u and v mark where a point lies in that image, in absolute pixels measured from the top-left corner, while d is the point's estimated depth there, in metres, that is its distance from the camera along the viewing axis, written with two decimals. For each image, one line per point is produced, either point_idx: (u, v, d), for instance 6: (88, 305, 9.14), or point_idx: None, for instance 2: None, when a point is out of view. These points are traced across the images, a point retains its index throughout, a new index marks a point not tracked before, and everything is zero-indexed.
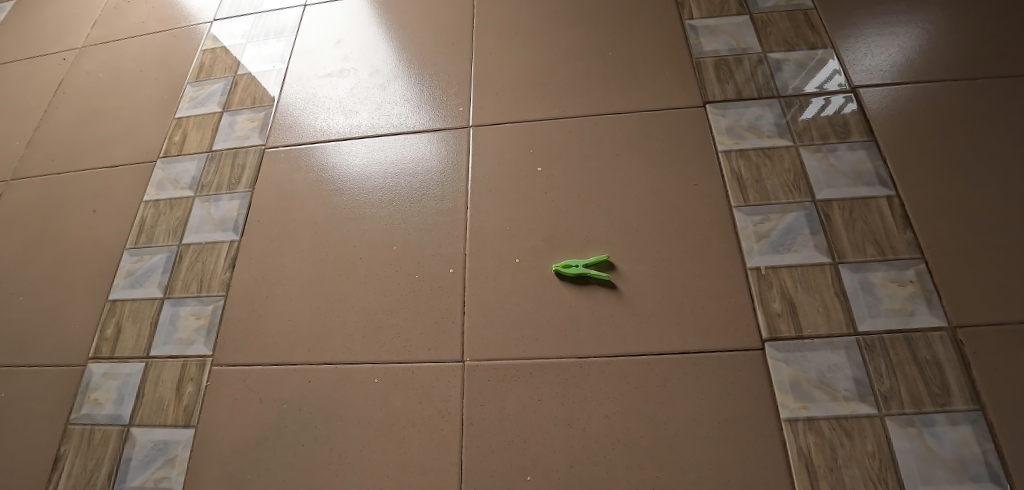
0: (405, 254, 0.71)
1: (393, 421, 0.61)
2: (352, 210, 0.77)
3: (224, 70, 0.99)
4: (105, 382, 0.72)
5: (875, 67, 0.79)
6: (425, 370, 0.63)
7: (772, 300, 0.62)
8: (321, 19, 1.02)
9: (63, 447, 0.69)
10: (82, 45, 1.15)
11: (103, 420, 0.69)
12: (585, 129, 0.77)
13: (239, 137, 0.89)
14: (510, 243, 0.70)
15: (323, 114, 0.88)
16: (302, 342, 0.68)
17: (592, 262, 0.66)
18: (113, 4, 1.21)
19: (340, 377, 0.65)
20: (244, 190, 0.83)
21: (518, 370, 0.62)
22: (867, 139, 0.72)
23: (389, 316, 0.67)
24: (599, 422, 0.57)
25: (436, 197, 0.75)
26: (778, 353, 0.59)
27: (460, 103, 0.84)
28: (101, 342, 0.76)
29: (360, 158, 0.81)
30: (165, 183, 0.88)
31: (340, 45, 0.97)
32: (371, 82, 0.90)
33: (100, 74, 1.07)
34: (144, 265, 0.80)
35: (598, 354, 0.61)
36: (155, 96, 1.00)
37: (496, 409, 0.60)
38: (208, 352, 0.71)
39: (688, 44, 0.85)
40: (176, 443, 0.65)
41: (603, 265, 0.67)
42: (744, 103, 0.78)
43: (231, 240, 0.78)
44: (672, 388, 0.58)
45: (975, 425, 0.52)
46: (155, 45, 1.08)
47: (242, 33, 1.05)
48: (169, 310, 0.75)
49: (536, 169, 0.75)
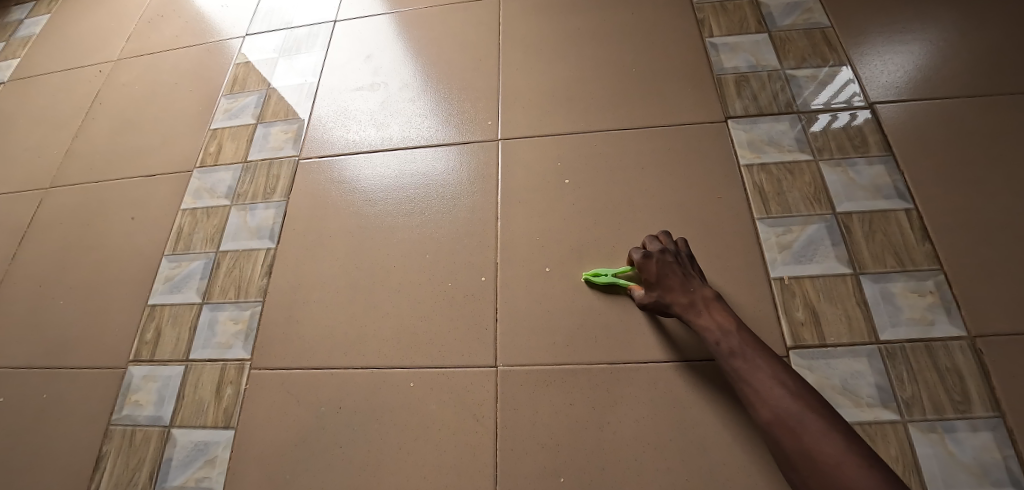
0: (438, 262, 0.74)
1: (428, 423, 0.63)
2: (384, 220, 0.79)
3: (258, 84, 1.03)
4: (146, 384, 0.75)
5: (891, 83, 0.81)
6: (458, 374, 0.65)
7: (795, 310, 0.64)
8: (351, 34, 1.06)
9: (105, 447, 0.71)
10: (117, 57, 1.19)
11: (144, 421, 0.72)
12: (610, 143, 0.80)
13: (274, 148, 0.92)
14: (539, 253, 0.72)
15: (355, 126, 0.91)
16: (339, 346, 0.71)
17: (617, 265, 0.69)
18: (147, 18, 1.25)
19: (376, 380, 0.67)
20: (280, 199, 0.86)
21: (549, 375, 0.64)
22: (884, 154, 0.75)
23: (422, 322, 0.70)
24: (628, 426, 0.59)
25: (467, 207, 0.78)
26: (801, 360, 0.61)
27: (488, 117, 0.87)
28: (141, 345, 0.78)
29: (391, 170, 0.84)
30: (201, 192, 0.91)
31: (370, 60, 1.00)
32: (401, 96, 0.93)
33: (135, 86, 1.11)
34: (182, 270, 0.83)
35: (627, 361, 0.63)
36: (190, 107, 1.04)
37: (529, 412, 0.62)
38: (247, 356, 0.73)
39: (707, 61, 0.88)
40: (216, 443, 0.68)
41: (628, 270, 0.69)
42: (764, 119, 0.80)
43: (267, 248, 0.81)
44: (700, 394, 0.60)
45: (995, 431, 0.54)
46: (189, 58, 1.13)
47: (274, 48, 1.09)
48: (208, 315, 0.78)
49: (564, 181, 0.77)
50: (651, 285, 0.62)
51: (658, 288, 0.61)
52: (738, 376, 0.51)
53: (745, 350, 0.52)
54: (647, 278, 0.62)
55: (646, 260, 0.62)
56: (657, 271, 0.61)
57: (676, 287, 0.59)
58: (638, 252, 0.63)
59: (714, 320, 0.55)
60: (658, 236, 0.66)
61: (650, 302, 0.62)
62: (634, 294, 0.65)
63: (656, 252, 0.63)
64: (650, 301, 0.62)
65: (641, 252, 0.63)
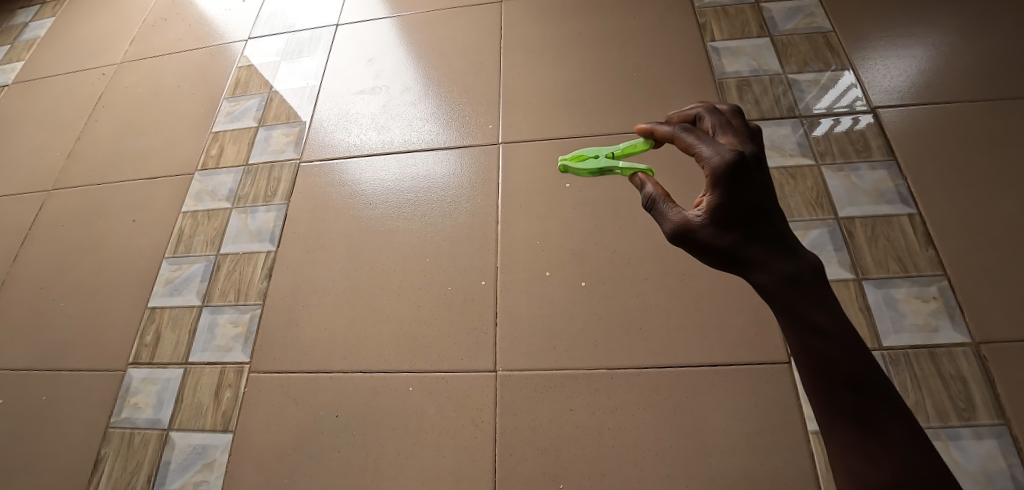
0: (438, 266, 0.74)
1: (427, 428, 0.63)
2: (384, 223, 0.79)
3: (260, 87, 1.03)
4: (145, 387, 0.75)
5: (894, 87, 0.81)
6: (458, 379, 0.65)
7: None
8: (354, 38, 1.06)
9: (103, 450, 0.71)
10: (121, 60, 1.20)
11: (142, 424, 0.72)
12: (611, 147, 0.80)
13: (275, 151, 0.92)
14: (540, 257, 0.72)
15: (356, 129, 0.91)
16: (338, 350, 0.70)
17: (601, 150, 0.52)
18: (151, 21, 1.26)
19: (375, 385, 0.67)
20: (280, 202, 0.86)
21: (549, 380, 0.63)
22: (887, 159, 0.74)
23: (422, 326, 0.69)
24: (628, 432, 0.59)
25: (468, 211, 0.78)
26: None
27: (489, 120, 0.87)
28: (141, 348, 0.78)
29: (392, 173, 0.84)
30: (202, 194, 0.91)
31: (372, 63, 1.00)
32: (402, 99, 0.93)
33: (138, 89, 1.12)
34: (183, 273, 0.83)
35: (627, 366, 0.63)
36: (192, 110, 1.04)
37: (528, 418, 0.61)
38: (246, 359, 0.73)
39: (709, 65, 0.88)
40: (214, 447, 0.68)
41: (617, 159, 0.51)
42: (766, 123, 0.80)
43: (267, 251, 0.81)
44: (701, 400, 0.60)
45: (1000, 439, 0.53)
46: (192, 61, 1.13)
47: (276, 52, 1.09)
48: (208, 318, 0.78)
49: (564, 185, 0.77)
50: (727, 218, 0.30)
51: (738, 228, 0.30)
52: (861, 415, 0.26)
53: (867, 374, 0.26)
54: (724, 200, 0.30)
55: (731, 166, 0.30)
56: (745, 192, 0.30)
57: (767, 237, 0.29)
58: (698, 136, 0.34)
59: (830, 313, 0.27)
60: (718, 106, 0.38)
61: (713, 249, 0.31)
62: (673, 218, 0.34)
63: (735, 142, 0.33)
64: (706, 240, 0.31)
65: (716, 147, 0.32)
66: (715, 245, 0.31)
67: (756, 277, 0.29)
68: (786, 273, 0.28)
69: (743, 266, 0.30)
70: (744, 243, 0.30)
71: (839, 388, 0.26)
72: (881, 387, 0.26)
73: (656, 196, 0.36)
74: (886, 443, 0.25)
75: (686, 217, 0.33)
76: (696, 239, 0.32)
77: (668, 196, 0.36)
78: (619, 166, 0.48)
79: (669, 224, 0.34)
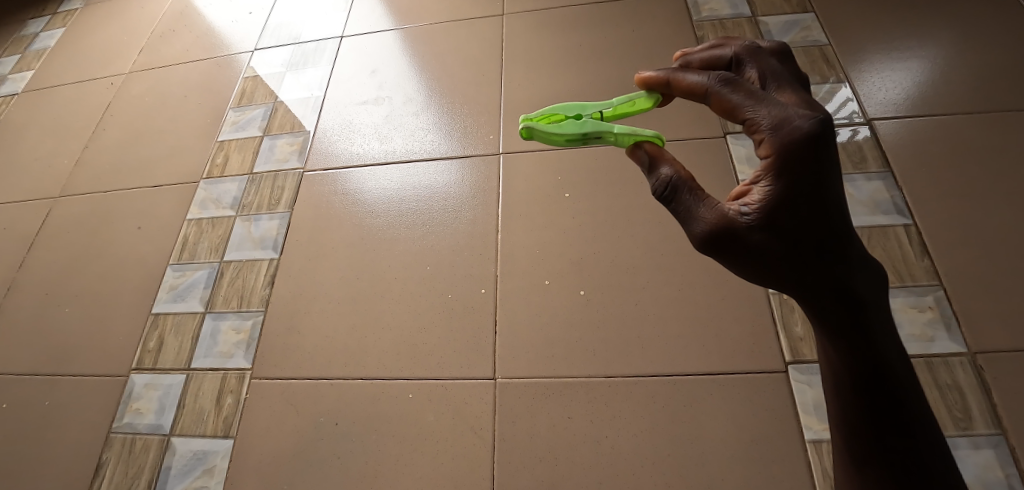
0: (438, 273, 0.75)
1: (426, 435, 0.63)
2: (385, 232, 0.80)
3: (265, 97, 1.05)
4: (147, 392, 0.75)
5: (889, 100, 0.82)
6: (457, 386, 0.66)
7: (793, 325, 0.64)
8: (358, 49, 1.08)
9: (104, 455, 0.72)
10: (129, 70, 1.22)
11: (144, 429, 0.72)
12: (609, 157, 0.81)
13: (279, 161, 0.93)
14: (539, 266, 0.73)
15: (359, 139, 0.92)
16: (339, 356, 0.71)
17: (583, 113, 0.44)
18: (159, 32, 1.29)
19: (375, 391, 0.67)
20: (284, 210, 0.87)
21: (547, 388, 0.64)
22: (883, 170, 0.75)
23: (422, 334, 0.70)
24: (626, 440, 0.59)
25: (468, 220, 0.79)
26: (800, 375, 0.60)
27: (490, 130, 0.88)
28: (144, 353, 0.79)
29: (394, 183, 0.86)
30: (207, 202, 0.92)
31: (375, 74, 1.02)
32: (405, 110, 0.95)
33: (145, 98, 1.14)
34: (186, 280, 0.84)
35: (625, 374, 0.63)
36: (198, 120, 1.06)
37: (526, 425, 0.62)
38: (248, 365, 0.74)
39: None
40: (215, 453, 0.68)
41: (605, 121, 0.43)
42: None
43: (270, 258, 0.82)
44: (698, 408, 0.60)
45: (997, 449, 0.54)
46: (199, 72, 1.15)
47: (281, 63, 1.11)
48: (210, 324, 0.79)
49: (564, 195, 0.78)
50: (789, 225, 0.29)
51: (800, 236, 0.29)
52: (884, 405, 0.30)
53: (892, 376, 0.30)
54: (787, 203, 0.28)
55: (803, 157, 0.28)
56: (812, 192, 0.28)
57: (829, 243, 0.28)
58: (755, 103, 0.29)
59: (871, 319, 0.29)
60: (752, 55, 0.34)
61: (767, 251, 0.30)
62: (712, 212, 0.32)
63: (799, 106, 0.29)
64: (759, 246, 0.30)
65: (789, 120, 0.28)
66: (771, 251, 0.30)
67: (816, 296, 0.29)
68: (844, 298, 0.29)
69: (802, 281, 0.30)
70: (804, 257, 0.29)
71: (871, 391, 0.29)
72: (907, 405, 0.30)
73: (679, 183, 0.34)
74: (901, 460, 0.30)
75: (728, 213, 0.31)
76: (740, 242, 0.31)
77: (693, 183, 0.34)
78: (615, 128, 0.40)
79: (702, 223, 0.32)
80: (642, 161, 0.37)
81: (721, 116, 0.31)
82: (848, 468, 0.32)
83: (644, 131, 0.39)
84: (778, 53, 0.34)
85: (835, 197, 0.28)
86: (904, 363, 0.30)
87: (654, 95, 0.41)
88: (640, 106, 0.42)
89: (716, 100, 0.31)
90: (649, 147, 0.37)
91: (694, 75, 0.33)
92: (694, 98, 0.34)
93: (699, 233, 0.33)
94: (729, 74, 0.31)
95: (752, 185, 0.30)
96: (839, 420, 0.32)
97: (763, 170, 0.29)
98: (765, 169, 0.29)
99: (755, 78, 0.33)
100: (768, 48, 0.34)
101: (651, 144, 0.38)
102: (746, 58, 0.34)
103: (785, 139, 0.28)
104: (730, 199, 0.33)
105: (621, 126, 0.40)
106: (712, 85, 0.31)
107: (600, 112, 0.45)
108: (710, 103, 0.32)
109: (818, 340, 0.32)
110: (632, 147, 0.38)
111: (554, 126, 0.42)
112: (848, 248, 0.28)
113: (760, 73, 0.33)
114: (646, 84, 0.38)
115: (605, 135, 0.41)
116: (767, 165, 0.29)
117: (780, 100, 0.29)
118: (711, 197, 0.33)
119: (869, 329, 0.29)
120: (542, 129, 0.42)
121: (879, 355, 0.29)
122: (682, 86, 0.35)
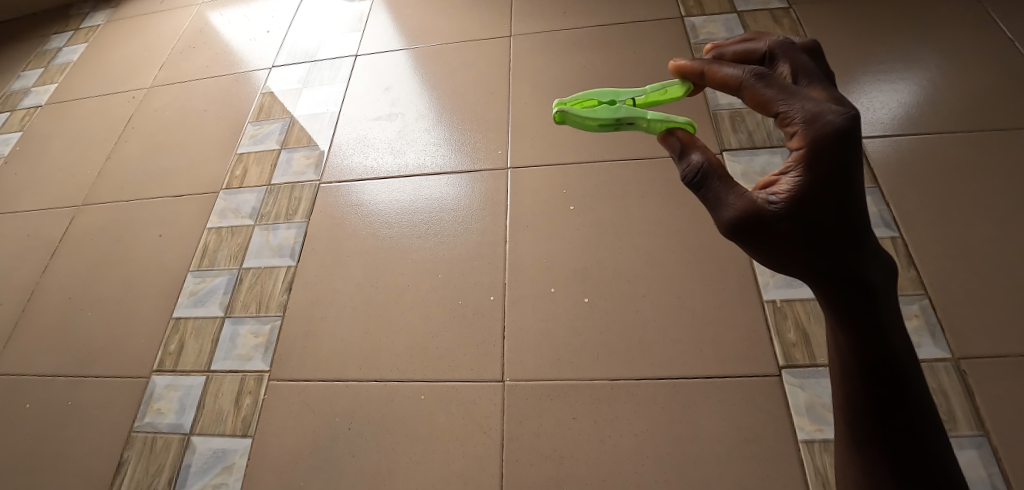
0: (449, 281, 0.78)
1: (436, 434, 0.66)
2: (398, 241, 0.84)
3: (282, 112, 1.10)
4: (168, 393, 0.78)
5: (877, 119, 0.87)
6: (466, 388, 0.69)
7: (786, 331, 0.67)
8: (372, 68, 1.13)
9: (126, 453, 0.75)
10: (150, 84, 1.27)
11: (165, 428, 0.75)
12: (611, 172, 0.85)
13: (296, 173, 0.98)
14: (545, 274, 0.77)
15: (373, 153, 0.97)
16: (353, 360, 0.75)
17: (617, 99, 0.48)
18: (179, 49, 1.34)
19: (388, 393, 0.71)
20: (300, 220, 0.91)
21: (553, 390, 0.67)
22: (871, 186, 0.79)
23: (433, 338, 0.74)
24: (627, 439, 0.62)
25: (478, 230, 0.83)
26: (793, 379, 0.63)
27: (498, 146, 0.92)
28: (165, 356, 0.82)
29: (406, 195, 0.90)
30: (226, 212, 0.96)
31: (388, 91, 1.07)
32: (417, 126, 0.99)
33: (166, 111, 1.19)
34: (206, 285, 0.88)
35: (627, 378, 0.67)
36: (218, 133, 1.10)
37: (533, 425, 0.65)
38: (266, 367, 0.77)
39: (704, 97, 0.94)
40: (234, 451, 0.71)
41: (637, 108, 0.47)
42: (755, 151, 0.85)
43: (288, 265, 0.86)
44: (697, 410, 0.63)
45: (980, 449, 0.57)
46: (218, 87, 1.20)
47: (298, 79, 1.17)
48: (230, 328, 0.82)
49: (568, 207, 0.82)
50: (812, 213, 0.30)
51: (822, 227, 0.30)
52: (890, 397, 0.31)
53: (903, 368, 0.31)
54: (813, 193, 0.30)
55: (831, 151, 0.29)
56: (836, 185, 0.29)
57: (849, 236, 0.30)
58: (788, 98, 0.31)
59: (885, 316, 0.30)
60: (785, 50, 0.35)
61: (789, 240, 0.31)
62: (740, 198, 0.33)
63: (831, 103, 0.31)
64: (783, 235, 0.31)
65: (821, 115, 0.30)
66: (794, 240, 0.31)
67: (835, 285, 0.30)
68: (861, 288, 0.30)
69: (820, 269, 0.31)
70: (825, 248, 0.30)
71: (880, 380, 0.31)
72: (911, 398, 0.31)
73: (709, 169, 0.36)
74: (907, 449, 0.30)
75: (756, 201, 0.32)
76: (765, 228, 0.32)
77: (723, 171, 0.36)
78: (648, 115, 0.45)
79: (730, 209, 0.34)
80: (674, 147, 0.39)
81: (754, 110, 0.33)
82: (851, 457, 0.33)
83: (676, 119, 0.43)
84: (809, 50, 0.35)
85: (858, 191, 0.30)
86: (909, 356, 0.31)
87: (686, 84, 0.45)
88: (672, 94, 0.46)
89: (750, 93, 0.33)
90: (681, 135, 0.40)
91: (729, 68, 0.35)
92: (728, 91, 0.36)
93: (726, 219, 0.34)
94: (764, 70, 0.33)
95: (782, 175, 0.31)
96: (846, 409, 0.33)
97: (793, 161, 0.31)
98: (795, 160, 0.31)
99: (788, 74, 0.34)
100: (800, 44, 0.35)
101: (683, 132, 0.40)
102: (779, 53, 0.35)
103: (817, 132, 0.29)
104: (756, 189, 0.34)
105: (654, 113, 0.44)
106: (745, 78, 0.33)
107: (633, 98, 0.48)
108: (743, 96, 0.34)
109: (828, 331, 0.33)
110: (665, 135, 0.41)
111: (588, 111, 0.46)
112: (865, 241, 0.30)
113: (792, 69, 0.34)
114: (681, 73, 0.39)
115: (638, 121, 0.45)
116: (797, 157, 0.30)
117: (812, 95, 0.31)
118: (740, 185, 0.34)
119: (880, 321, 0.30)
120: (576, 113, 0.46)
121: (888, 346, 0.30)
122: (716, 79, 0.36)
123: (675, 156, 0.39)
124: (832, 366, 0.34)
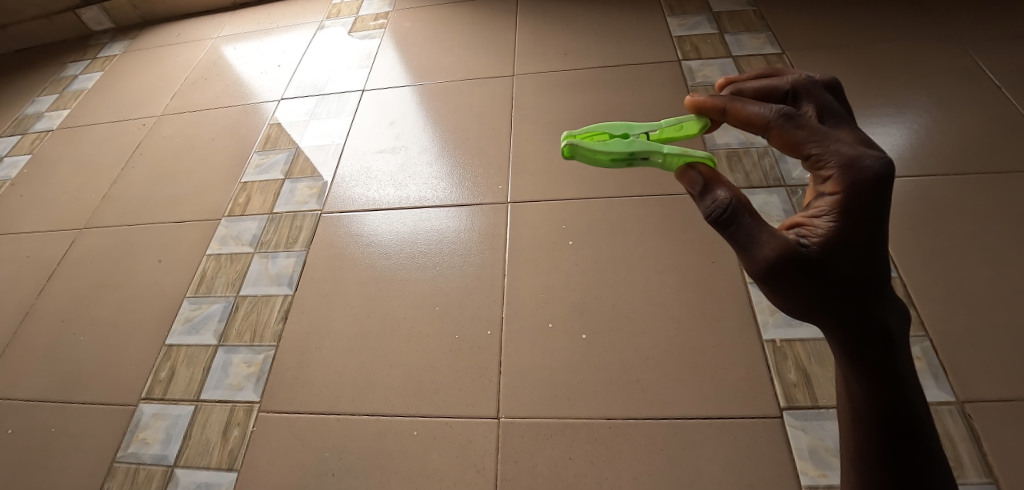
0: (447, 314, 0.78)
1: (428, 472, 0.64)
2: (397, 272, 0.84)
3: (289, 143, 1.12)
4: (154, 422, 0.76)
5: None
6: (461, 424, 0.67)
7: (786, 371, 0.66)
8: (378, 102, 1.16)
9: (106, 485, 0.72)
10: (161, 113, 1.30)
11: (149, 459, 0.73)
12: (609, 208, 0.86)
13: (298, 203, 0.99)
14: (543, 309, 0.76)
15: (375, 185, 0.98)
16: (347, 392, 0.73)
17: (630, 131, 0.49)
18: (192, 79, 1.38)
19: (380, 428, 0.69)
20: (300, 249, 0.91)
21: (549, 428, 0.66)
22: None
23: (428, 372, 0.73)
24: (625, 482, 0.60)
25: (477, 263, 0.83)
26: (795, 421, 0.62)
27: (499, 181, 0.94)
28: (154, 383, 0.81)
29: (407, 226, 0.90)
30: (227, 239, 0.97)
31: (394, 125, 1.10)
32: (419, 159, 1.01)
33: (175, 139, 1.21)
34: (202, 312, 0.87)
35: (625, 417, 0.65)
36: (224, 161, 1.12)
37: (528, 464, 0.63)
38: (256, 398, 0.75)
39: (701, 139, 0.96)
40: (218, 485, 0.69)
41: (651, 141, 0.48)
42: (752, 190, 0.87)
43: (285, 294, 0.86)
44: (697, 452, 0.61)
45: None
46: (227, 117, 1.23)
47: (305, 112, 1.20)
48: (222, 357, 0.81)
49: (567, 242, 0.83)
50: (841, 259, 0.30)
51: (847, 273, 0.31)
52: (906, 449, 0.30)
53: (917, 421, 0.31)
54: (844, 238, 0.30)
55: (866, 197, 0.29)
56: (864, 232, 0.30)
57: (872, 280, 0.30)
58: (819, 140, 0.31)
59: (901, 365, 0.31)
60: (808, 89, 0.36)
61: (814, 284, 0.31)
62: (772, 239, 0.32)
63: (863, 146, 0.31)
64: (810, 277, 0.31)
65: (859, 159, 0.29)
66: (821, 283, 0.31)
67: (857, 330, 0.31)
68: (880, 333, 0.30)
69: (843, 313, 0.31)
70: (848, 293, 0.31)
71: (895, 430, 0.30)
72: (925, 453, 0.31)
73: (738, 206, 0.34)
74: None
75: (787, 242, 0.32)
76: (795, 270, 0.32)
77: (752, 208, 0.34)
78: (664, 149, 0.45)
79: (764, 249, 0.32)
80: (696, 182, 0.38)
81: (783, 150, 0.33)
82: None
83: (694, 152, 0.44)
84: (828, 87, 0.37)
85: (883, 239, 0.30)
86: (923, 409, 0.31)
87: (702, 121, 0.46)
88: (687, 130, 0.47)
89: (778, 133, 0.33)
90: (702, 170, 0.38)
91: (753, 106, 0.35)
92: (751, 129, 0.35)
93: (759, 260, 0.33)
94: (790, 110, 0.33)
95: (813, 218, 0.31)
96: (857, 462, 0.32)
97: (825, 205, 0.30)
98: (829, 205, 0.30)
99: (813, 113, 0.35)
100: (821, 82, 0.37)
101: (703, 166, 0.39)
102: (802, 91, 0.37)
103: (854, 177, 0.29)
104: (782, 230, 0.34)
105: (670, 147, 0.45)
106: (772, 118, 0.33)
107: (647, 132, 0.49)
108: (769, 136, 0.33)
109: (841, 379, 0.33)
110: (684, 169, 0.39)
111: (599, 145, 0.47)
112: (885, 289, 0.31)
113: (818, 108, 0.35)
114: (699, 108, 0.39)
115: (653, 154, 0.46)
116: (832, 202, 0.30)
117: (843, 138, 0.31)
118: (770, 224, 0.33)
119: (895, 369, 0.31)
120: (586, 146, 0.46)
121: (904, 396, 0.31)
122: (740, 116, 0.36)
123: (696, 192, 0.38)
124: (842, 416, 0.34)
